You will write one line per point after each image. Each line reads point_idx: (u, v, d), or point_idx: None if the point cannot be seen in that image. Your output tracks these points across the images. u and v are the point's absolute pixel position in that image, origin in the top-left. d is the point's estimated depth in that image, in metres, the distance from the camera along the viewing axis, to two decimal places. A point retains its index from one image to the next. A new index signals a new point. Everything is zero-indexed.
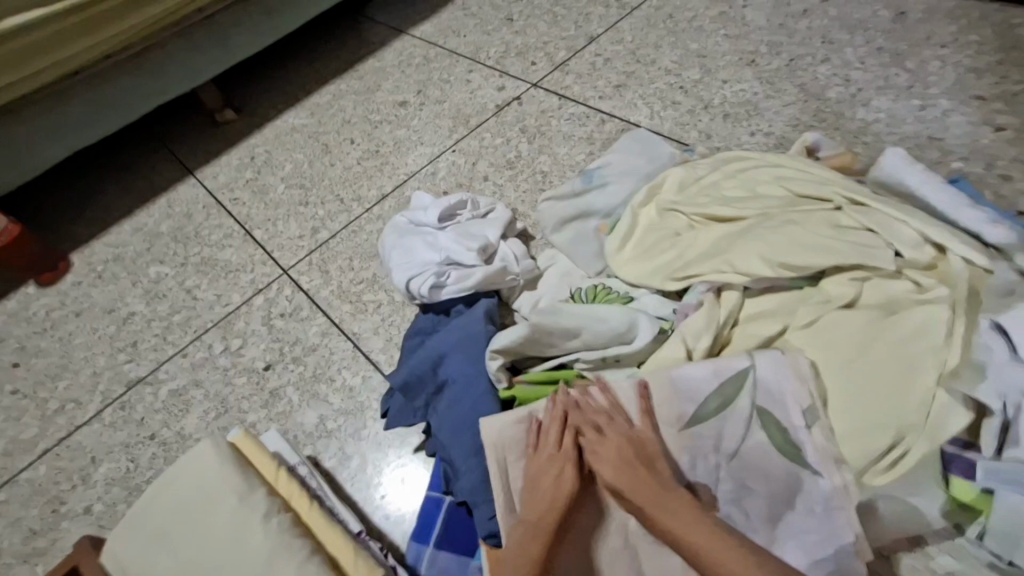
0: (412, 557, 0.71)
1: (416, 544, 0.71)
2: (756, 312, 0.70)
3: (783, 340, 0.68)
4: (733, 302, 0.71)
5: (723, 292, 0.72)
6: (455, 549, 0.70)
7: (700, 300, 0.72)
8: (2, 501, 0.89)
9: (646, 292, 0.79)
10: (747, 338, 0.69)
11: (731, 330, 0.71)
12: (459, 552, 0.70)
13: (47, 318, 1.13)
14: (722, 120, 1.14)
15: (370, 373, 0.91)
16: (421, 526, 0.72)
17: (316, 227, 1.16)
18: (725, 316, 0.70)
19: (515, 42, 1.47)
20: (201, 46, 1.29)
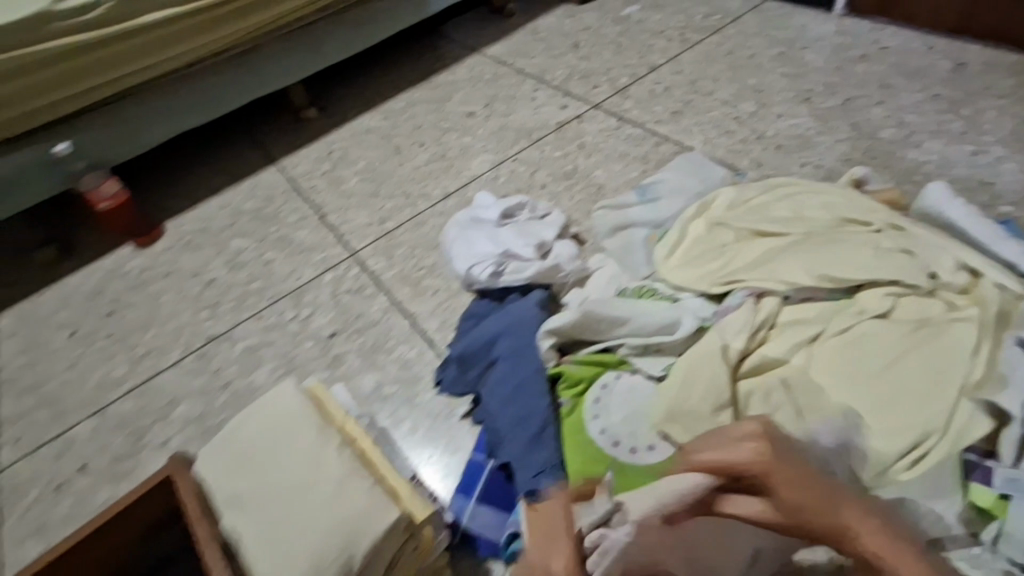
0: (454, 509, 0.77)
1: (460, 498, 0.77)
2: (795, 317, 0.74)
3: (818, 344, 0.72)
4: (771, 307, 0.75)
5: (763, 298, 0.76)
6: (497, 506, 0.76)
7: (742, 302, 0.77)
8: (93, 427, 1.01)
9: (690, 295, 0.84)
10: (782, 337, 0.73)
11: (767, 332, 0.74)
12: (499, 509, 0.76)
13: (140, 276, 1.25)
14: (774, 150, 1.20)
15: (425, 349, 0.99)
16: (465, 482, 0.78)
17: (384, 217, 1.27)
18: (763, 318, 0.74)
19: (579, 67, 1.58)
20: (299, 50, 1.43)
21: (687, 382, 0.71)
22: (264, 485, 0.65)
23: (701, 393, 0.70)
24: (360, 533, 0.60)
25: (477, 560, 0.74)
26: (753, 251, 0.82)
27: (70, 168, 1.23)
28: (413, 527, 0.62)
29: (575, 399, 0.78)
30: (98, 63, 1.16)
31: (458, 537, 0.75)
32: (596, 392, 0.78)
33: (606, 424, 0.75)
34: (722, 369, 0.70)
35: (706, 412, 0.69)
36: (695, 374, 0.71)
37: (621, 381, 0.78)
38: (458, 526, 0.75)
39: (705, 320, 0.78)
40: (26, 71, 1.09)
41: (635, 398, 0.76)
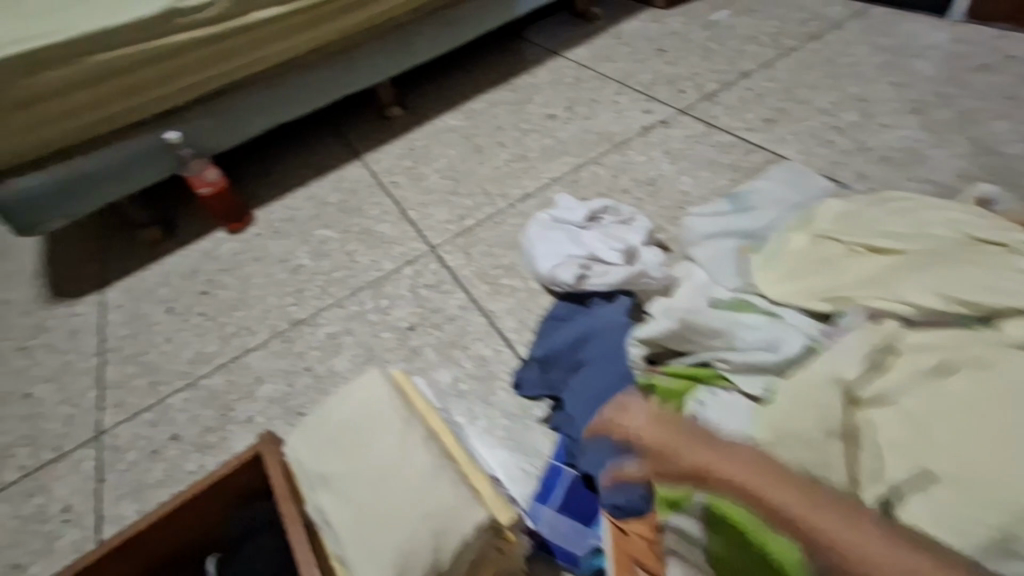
0: (533, 515, 0.76)
1: (537, 503, 0.77)
2: (919, 343, 0.66)
3: (952, 375, 0.61)
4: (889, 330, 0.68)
5: (882, 319, 0.70)
6: (575, 515, 0.74)
7: (852, 324, 0.72)
8: (186, 399, 1.06)
9: (792, 311, 0.79)
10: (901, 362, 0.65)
11: (890, 359, 0.67)
12: (577, 518, 0.75)
13: (232, 259, 1.32)
14: (880, 163, 1.12)
15: (502, 348, 0.98)
16: (543, 487, 0.78)
17: (463, 214, 1.28)
18: (881, 340, 0.67)
19: (665, 71, 1.54)
20: (390, 48, 1.47)
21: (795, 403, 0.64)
22: (351, 473, 0.65)
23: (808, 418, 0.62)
24: (447, 529, 0.59)
25: (554, 567, 0.73)
26: (868, 268, 0.77)
27: (178, 155, 1.30)
28: (497, 529, 0.61)
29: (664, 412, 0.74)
30: (207, 58, 1.23)
31: (538, 544, 0.73)
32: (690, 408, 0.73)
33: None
34: (833, 391, 0.63)
35: (815, 438, 0.60)
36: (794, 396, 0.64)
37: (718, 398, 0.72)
38: (534, 531, 0.74)
39: (814, 342, 0.73)
40: (144, 64, 1.17)
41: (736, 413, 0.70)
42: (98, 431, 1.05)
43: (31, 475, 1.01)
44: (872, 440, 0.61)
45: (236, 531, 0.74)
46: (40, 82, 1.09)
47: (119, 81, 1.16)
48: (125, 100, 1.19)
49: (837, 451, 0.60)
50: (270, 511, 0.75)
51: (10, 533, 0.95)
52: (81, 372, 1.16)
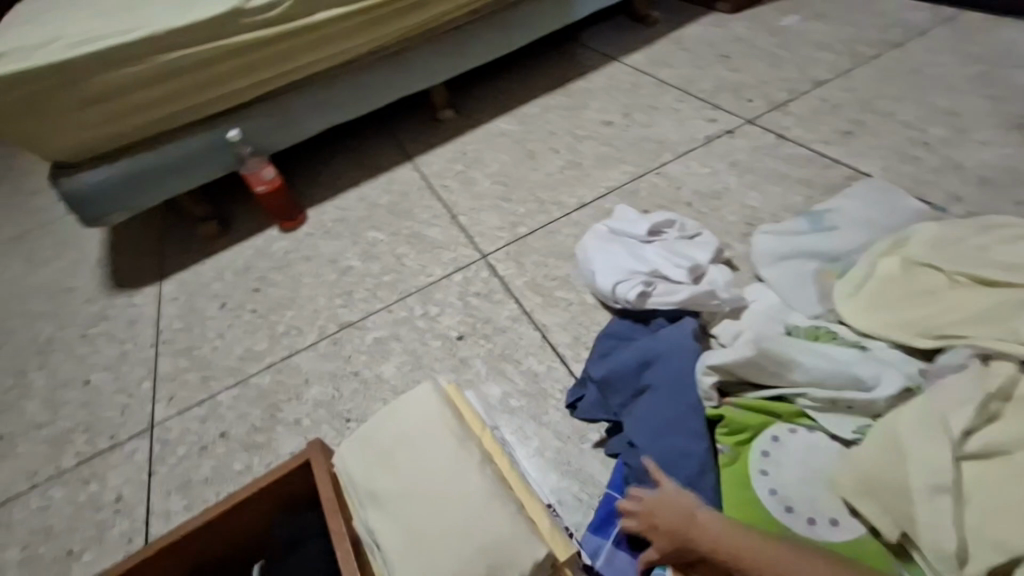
0: (588, 549, 0.71)
1: (594, 536, 0.72)
2: None
3: None
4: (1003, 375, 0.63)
5: (994, 360, 0.65)
6: (637, 551, 0.69)
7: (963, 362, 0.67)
8: (235, 396, 1.07)
9: (881, 344, 0.75)
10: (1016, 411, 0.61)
11: (1002, 404, 0.62)
12: (639, 555, 0.69)
13: (284, 258, 1.33)
14: (976, 184, 1.02)
15: (555, 364, 0.94)
16: (600, 519, 0.73)
17: (516, 221, 1.25)
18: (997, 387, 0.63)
19: (730, 79, 1.47)
20: (447, 51, 1.46)
21: (895, 449, 0.62)
22: (405, 491, 0.63)
23: (911, 467, 0.60)
24: (505, 561, 0.56)
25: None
26: (976, 303, 0.71)
27: (238, 152, 1.32)
28: (555, 566, 0.57)
29: (738, 447, 0.73)
30: (271, 57, 1.24)
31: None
32: (764, 446, 0.72)
33: (778, 480, 0.69)
34: (944, 441, 0.60)
35: (916, 490, 0.59)
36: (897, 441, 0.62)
37: (796, 438, 0.72)
38: (592, 568, 0.69)
39: (908, 385, 0.69)
40: (211, 62, 1.19)
41: (819, 459, 0.69)
42: (150, 423, 1.07)
43: (86, 462, 1.04)
44: (987, 498, 0.57)
45: (282, 538, 0.72)
46: (114, 78, 1.12)
47: (187, 79, 1.18)
48: (192, 98, 1.21)
49: (946, 507, 0.57)
50: (318, 520, 0.73)
51: (65, 518, 0.97)
52: (136, 363, 1.18)
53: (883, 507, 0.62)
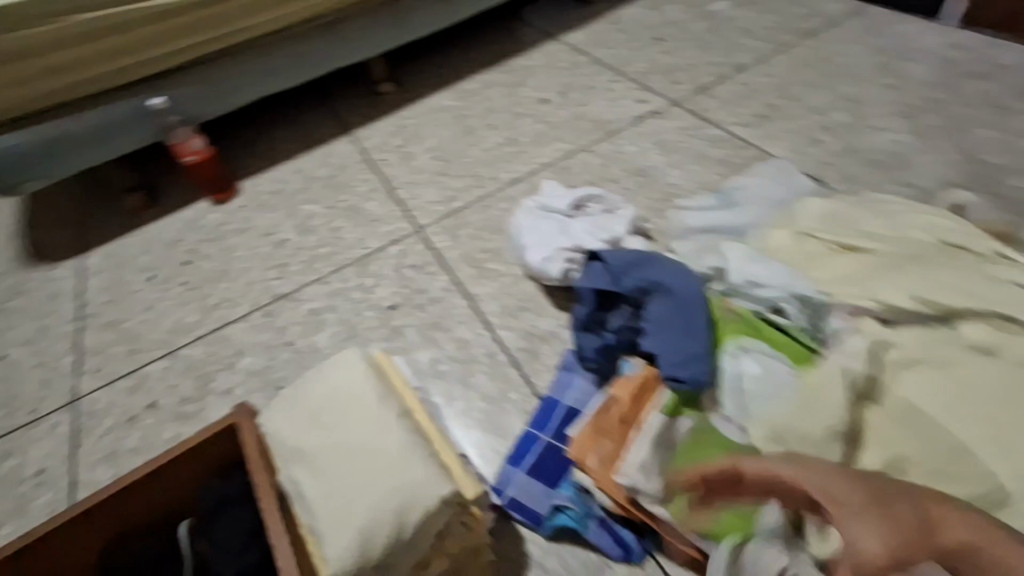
0: (502, 477, 0.79)
1: (509, 467, 0.79)
2: (903, 345, 0.69)
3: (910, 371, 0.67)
4: (961, 342, 0.68)
5: (864, 318, 0.73)
6: (544, 479, 0.77)
7: (843, 326, 0.73)
8: (165, 368, 1.06)
9: (776, 292, 0.78)
10: (970, 368, 0.65)
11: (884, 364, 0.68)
12: (545, 482, 0.77)
13: (216, 230, 1.31)
14: (868, 165, 1.13)
15: (484, 331, 0.98)
16: (516, 453, 0.80)
17: (452, 196, 1.28)
18: (935, 357, 0.67)
19: (660, 61, 1.53)
20: (385, 22, 1.44)
21: (806, 397, 0.67)
22: (325, 446, 0.66)
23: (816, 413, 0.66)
24: (412, 502, 0.60)
25: (517, 528, 0.77)
26: (846, 265, 0.79)
27: (164, 121, 1.28)
28: (462, 505, 0.63)
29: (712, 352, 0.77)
30: (198, 22, 1.20)
31: (503, 503, 0.76)
32: (732, 350, 0.76)
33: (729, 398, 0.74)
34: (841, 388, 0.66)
35: (817, 439, 0.65)
36: (852, 394, 0.66)
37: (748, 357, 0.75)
38: (503, 493, 0.77)
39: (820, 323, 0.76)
40: (134, 25, 1.13)
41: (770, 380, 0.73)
42: (75, 397, 1.05)
43: (5, 437, 1.01)
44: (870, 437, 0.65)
45: (210, 499, 0.74)
46: (27, 37, 1.05)
47: (108, 41, 1.13)
48: (115, 60, 1.16)
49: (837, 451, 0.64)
50: (244, 481, 0.76)
51: None
52: (59, 337, 1.15)
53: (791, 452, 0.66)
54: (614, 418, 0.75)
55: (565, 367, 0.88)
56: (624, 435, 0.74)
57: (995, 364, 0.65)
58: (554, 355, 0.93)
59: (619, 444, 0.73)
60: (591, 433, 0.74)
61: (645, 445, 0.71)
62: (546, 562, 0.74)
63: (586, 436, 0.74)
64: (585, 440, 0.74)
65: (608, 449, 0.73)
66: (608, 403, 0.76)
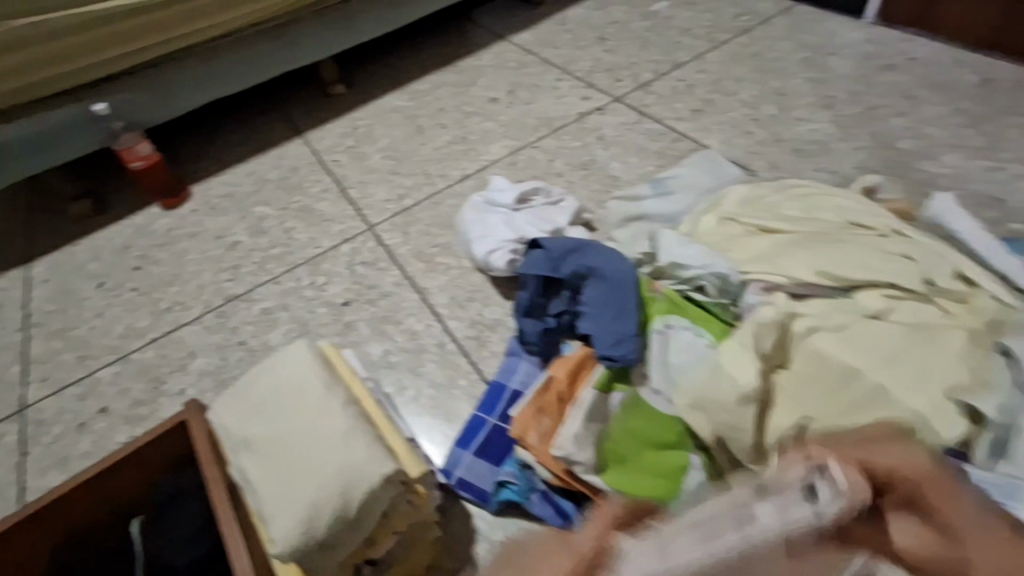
0: (451, 459, 0.83)
1: (457, 449, 0.83)
2: (807, 314, 0.76)
3: (810, 337, 0.74)
4: (857, 308, 0.75)
5: (774, 291, 0.79)
6: (491, 458, 0.82)
7: (758, 300, 0.79)
8: (116, 372, 1.06)
9: (697, 272, 0.84)
10: (865, 332, 0.73)
11: (789, 334, 0.75)
12: (492, 461, 0.82)
13: (167, 235, 1.30)
14: (791, 154, 1.21)
15: (433, 322, 1.02)
16: (465, 436, 0.84)
17: (403, 194, 1.30)
18: (837, 321, 0.74)
19: (604, 60, 1.59)
20: (333, 25, 1.45)
21: (722, 365, 0.72)
22: (270, 434, 0.69)
23: (730, 377, 0.71)
24: (357, 481, 0.63)
25: (466, 505, 0.81)
26: (761, 246, 0.86)
27: (108, 126, 1.27)
28: (407, 483, 0.67)
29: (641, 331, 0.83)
30: (140, 27, 1.18)
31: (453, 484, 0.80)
32: (659, 327, 0.82)
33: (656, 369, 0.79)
34: (751, 356, 0.72)
35: (731, 403, 0.70)
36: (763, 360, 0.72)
37: (673, 332, 0.81)
38: (452, 475, 0.82)
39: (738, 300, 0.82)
40: (72, 30, 1.11)
41: (691, 350, 0.79)
42: (22, 406, 1.04)
43: None
44: (777, 397, 0.72)
45: (162, 494, 0.76)
46: None
47: (45, 47, 1.11)
48: (53, 67, 1.14)
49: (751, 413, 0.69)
50: (196, 475, 0.78)
51: None
52: (4, 347, 1.14)
53: (707, 417, 0.72)
54: (551, 397, 0.80)
55: (512, 353, 0.92)
56: (559, 412, 0.78)
57: (883, 325, 0.73)
58: (500, 341, 0.97)
59: (555, 421, 0.78)
60: (530, 411, 0.79)
61: (576, 420, 0.76)
62: (494, 536, 0.79)
63: (525, 415, 0.79)
64: (524, 418, 0.78)
65: (545, 426, 0.78)
66: (546, 382, 0.81)
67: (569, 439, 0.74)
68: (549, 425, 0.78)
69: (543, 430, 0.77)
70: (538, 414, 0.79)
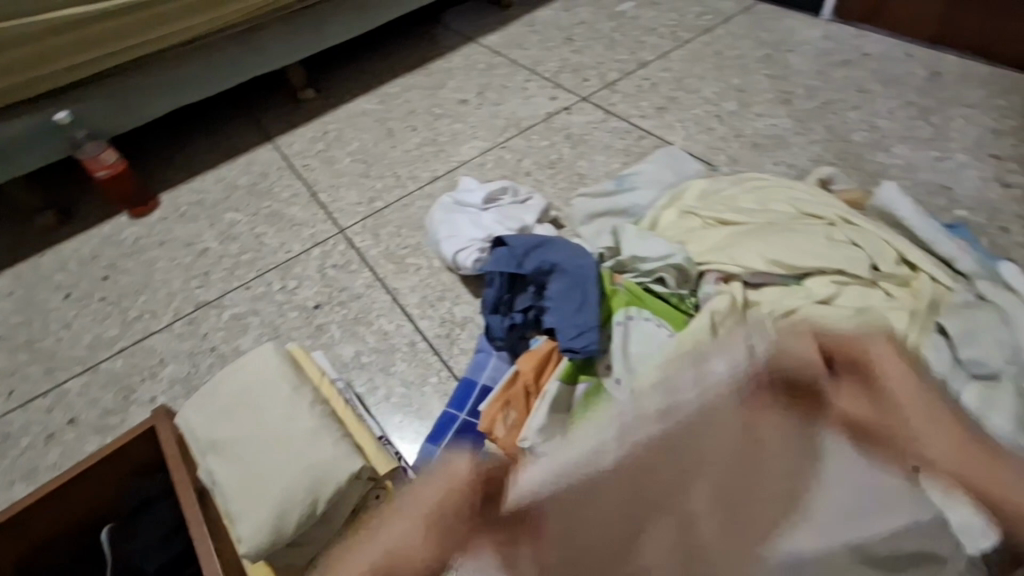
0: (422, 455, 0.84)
1: (428, 445, 0.85)
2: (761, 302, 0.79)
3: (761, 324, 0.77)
4: (808, 293, 0.78)
5: (729, 281, 0.83)
6: None
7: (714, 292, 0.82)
8: (85, 383, 1.05)
9: (656, 265, 0.87)
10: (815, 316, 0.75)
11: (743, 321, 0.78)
12: None
13: (135, 244, 1.29)
14: (751, 148, 1.24)
15: (404, 322, 1.03)
16: (436, 432, 0.86)
17: (374, 197, 1.31)
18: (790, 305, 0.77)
19: (571, 60, 1.62)
20: (299, 30, 1.45)
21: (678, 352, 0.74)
22: (238, 436, 0.70)
23: None
24: (325, 479, 0.64)
25: None
26: (717, 237, 0.89)
27: (72, 136, 1.26)
28: (376, 480, 0.68)
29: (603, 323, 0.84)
30: (102, 36, 1.17)
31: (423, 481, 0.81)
32: (621, 318, 0.84)
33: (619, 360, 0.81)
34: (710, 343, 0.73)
35: None
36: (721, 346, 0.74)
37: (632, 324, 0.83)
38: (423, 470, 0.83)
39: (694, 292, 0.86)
40: (32, 38, 1.09)
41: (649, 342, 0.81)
42: None
43: None
44: None
45: (131, 501, 0.76)
46: None
47: (4, 56, 1.09)
48: (13, 76, 1.12)
49: None
50: (165, 482, 0.78)
51: None
52: None
53: None
54: (517, 389, 0.82)
55: (481, 350, 0.93)
56: (525, 405, 0.81)
57: (833, 310, 0.75)
58: (469, 338, 0.99)
59: (521, 413, 0.80)
60: (497, 404, 0.81)
61: (540, 410, 0.78)
62: None
63: (492, 409, 0.81)
64: (490, 412, 0.81)
65: (511, 418, 0.80)
66: (512, 376, 0.84)
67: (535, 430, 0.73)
68: (515, 417, 0.80)
69: (509, 423, 0.79)
70: (505, 407, 0.81)
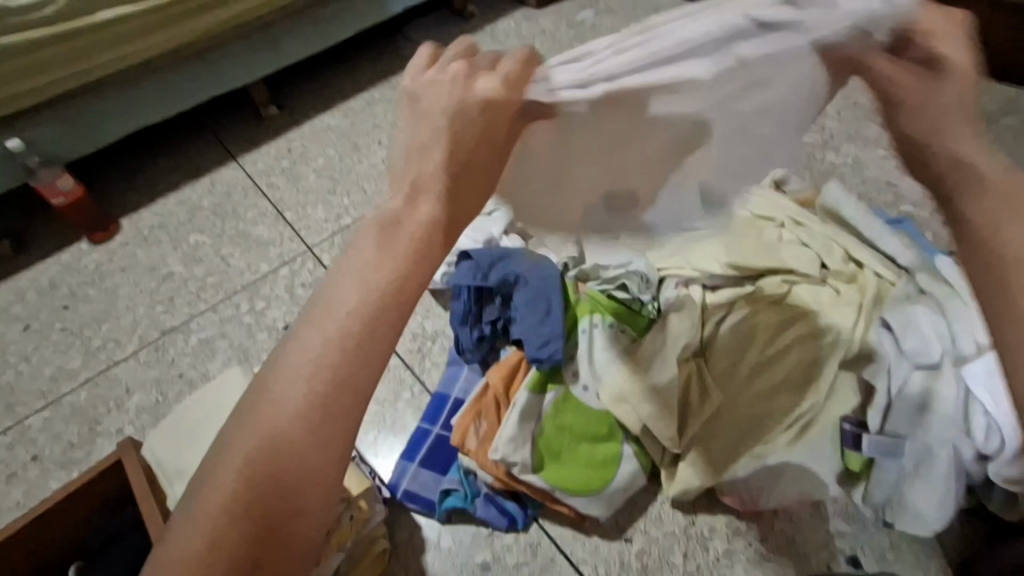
0: (397, 471, 0.85)
1: (403, 461, 0.86)
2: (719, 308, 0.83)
3: (716, 330, 0.82)
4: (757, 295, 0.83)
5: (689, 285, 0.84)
6: (435, 468, 0.85)
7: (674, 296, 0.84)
8: (47, 417, 1.03)
9: (617, 270, 0.87)
10: (764, 320, 0.81)
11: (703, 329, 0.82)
12: (437, 471, 0.85)
13: (97, 271, 1.27)
14: None
15: None
16: (409, 447, 0.87)
17: (341, 213, 1.31)
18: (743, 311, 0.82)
19: None
20: (257, 47, 1.44)
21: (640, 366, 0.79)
22: None
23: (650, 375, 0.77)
24: None
25: (413, 516, 0.83)
26: None
27: (23, 163, 1.23)
28: (349, 500, 0.70)
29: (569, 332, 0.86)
30: (49, 61, 1.14)
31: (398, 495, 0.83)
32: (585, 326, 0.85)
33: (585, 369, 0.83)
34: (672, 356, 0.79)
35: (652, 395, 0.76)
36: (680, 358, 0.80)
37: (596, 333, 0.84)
38: (398, 486, 0.84)
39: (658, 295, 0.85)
40: None
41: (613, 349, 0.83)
42: None
43: None
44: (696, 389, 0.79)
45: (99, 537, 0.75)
46: None
47: None
48: None
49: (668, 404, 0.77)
50: (134, 515, 0.77)
51: None
52: None
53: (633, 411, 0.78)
54: (487, 401, 0.83)
55: (452, 362, 0.94)
56: (495, 416, 0.82)
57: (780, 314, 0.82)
58: (441, 351, 0.98)
59: (490, 423, 0.81)
60: (469, 416, 0.82)
61: (508, 422, 0.79)
62: (442, 542, 0.81)
63: (463, 422, 0.82)
64: (463, 425, 0.81)
65: (481, 428, 0.81)
66: (483, 388, 0.85)
67: (505, 443, 0.78)
68: (486, 430, 0.81)
69: (480, 435, 0.81)
70: (475, 419, 0.82)
